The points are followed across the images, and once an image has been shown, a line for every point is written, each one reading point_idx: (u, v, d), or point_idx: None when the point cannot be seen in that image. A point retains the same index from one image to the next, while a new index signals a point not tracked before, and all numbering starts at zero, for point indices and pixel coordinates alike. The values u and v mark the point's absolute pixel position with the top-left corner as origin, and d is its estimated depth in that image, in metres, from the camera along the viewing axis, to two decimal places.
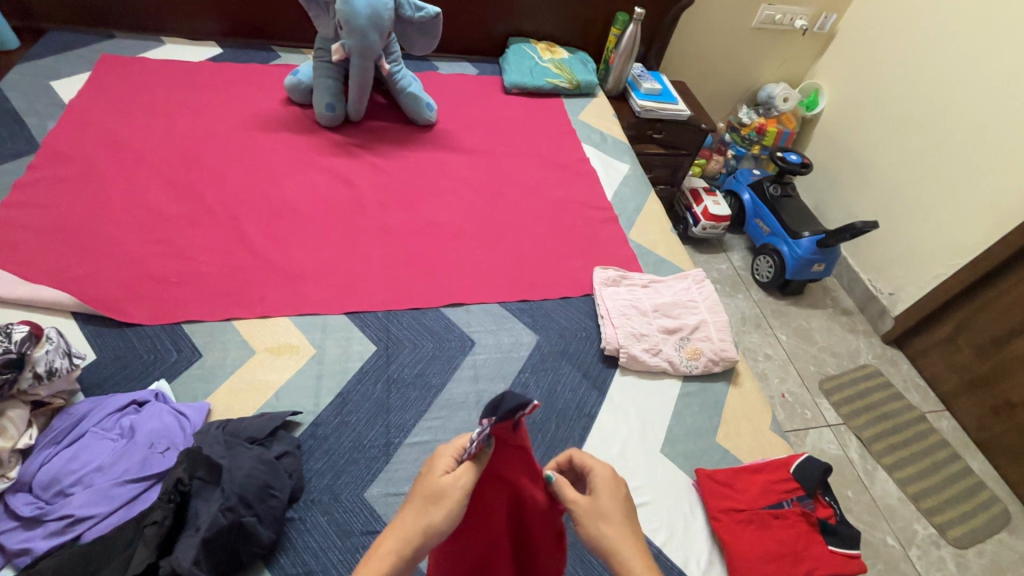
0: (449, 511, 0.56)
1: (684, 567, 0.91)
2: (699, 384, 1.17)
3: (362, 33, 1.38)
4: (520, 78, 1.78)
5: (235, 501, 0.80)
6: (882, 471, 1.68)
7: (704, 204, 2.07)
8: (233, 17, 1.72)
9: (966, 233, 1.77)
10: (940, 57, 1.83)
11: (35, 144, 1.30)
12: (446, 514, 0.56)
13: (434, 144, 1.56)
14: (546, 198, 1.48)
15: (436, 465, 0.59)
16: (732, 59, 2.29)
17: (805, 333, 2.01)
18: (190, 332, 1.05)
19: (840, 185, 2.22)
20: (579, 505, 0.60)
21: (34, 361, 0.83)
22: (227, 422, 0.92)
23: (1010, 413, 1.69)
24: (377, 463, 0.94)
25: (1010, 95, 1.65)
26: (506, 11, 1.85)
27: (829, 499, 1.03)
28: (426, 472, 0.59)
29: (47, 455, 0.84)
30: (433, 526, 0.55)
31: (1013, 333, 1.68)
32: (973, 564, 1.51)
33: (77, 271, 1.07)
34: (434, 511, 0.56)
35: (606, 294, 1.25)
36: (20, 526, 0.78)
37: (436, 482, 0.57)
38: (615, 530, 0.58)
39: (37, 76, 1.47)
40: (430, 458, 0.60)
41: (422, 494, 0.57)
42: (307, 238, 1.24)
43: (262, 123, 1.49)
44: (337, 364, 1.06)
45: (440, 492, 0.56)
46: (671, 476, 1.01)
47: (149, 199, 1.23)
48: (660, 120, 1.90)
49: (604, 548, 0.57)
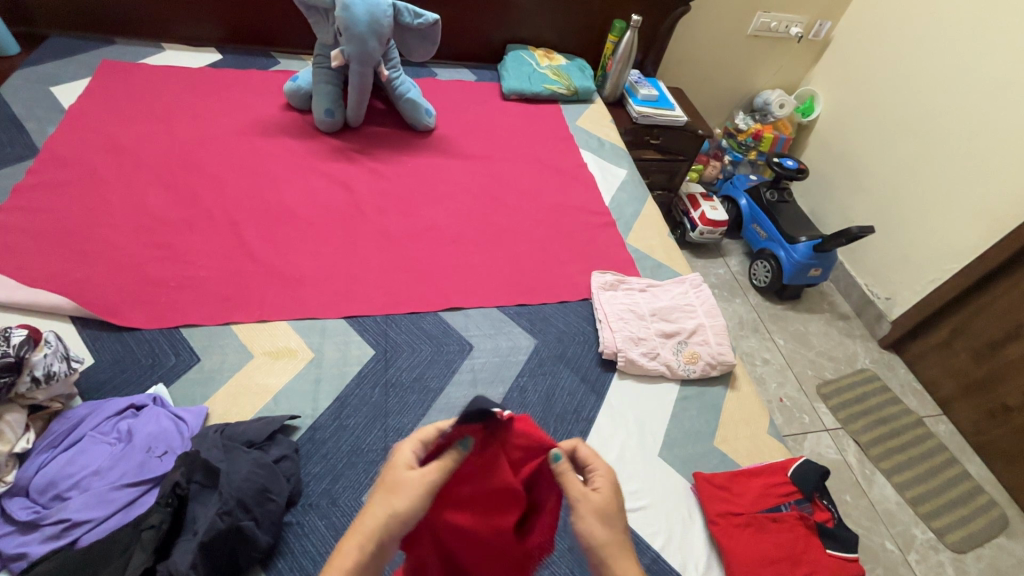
0: (412, 502, 0.55)
1: (683, 570, 0.91)
2: (697, 388, 1.17)
3: (361, 40, 1.39)
4: (519, 84, 1.79)
5: (233, 506, 0.80)
6: (880, 475, 1.68)
7: (702, 209, 2.08)
8: (233, 24, 1.73)
9: (961, 238, 1.77)
10: (934, 64, 1.85)
11: (35, 149, 1.30)
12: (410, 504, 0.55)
13: (432, 149, 1.57)
14: (544, 203, 1.49)
15: (399, 458, 0.58)
16: (728, 66, 2.31)
17: (803, 337, 2.01)
18: (189, 336, 1.05)
19: (836, 191, 2.23)
20: (587, 499, 0.59)
21: (33, 364, 0.83)
22: (225, 426, 0.92)
23: (1007, 416, 1.69)
24: (375, 466, 0.94)
25: (1003, 102, 1.66)
26: (505, 17, 1.87)
27: (827, 503, 1.04)
28: (389, 466, 0.58)
29: (44, 459, 0.84)
30: (397, 515, 0.55)
31: (1008, 337, 1.69)
32: (972, 568, 1.51)
33: (76, 275, 1.07)
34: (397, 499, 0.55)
35: (604, 298, 1.26)
36: (16, 531, 0.78)
37: (400, 475, 0.56)
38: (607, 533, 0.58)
39: (37, 82, 1.47)
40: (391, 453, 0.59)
41: (382, 488, 0.56)
42: (306, 242, 1.25)
43: (261, 128, 1.50)
44: (335, 368, 1.06)
45: (398, 484, 0.56)
46: (670, 480, 1.01)
47: (148, 204, 1.23)
48: (657, 126, 1.91)
49: (595, 545, 0.57)
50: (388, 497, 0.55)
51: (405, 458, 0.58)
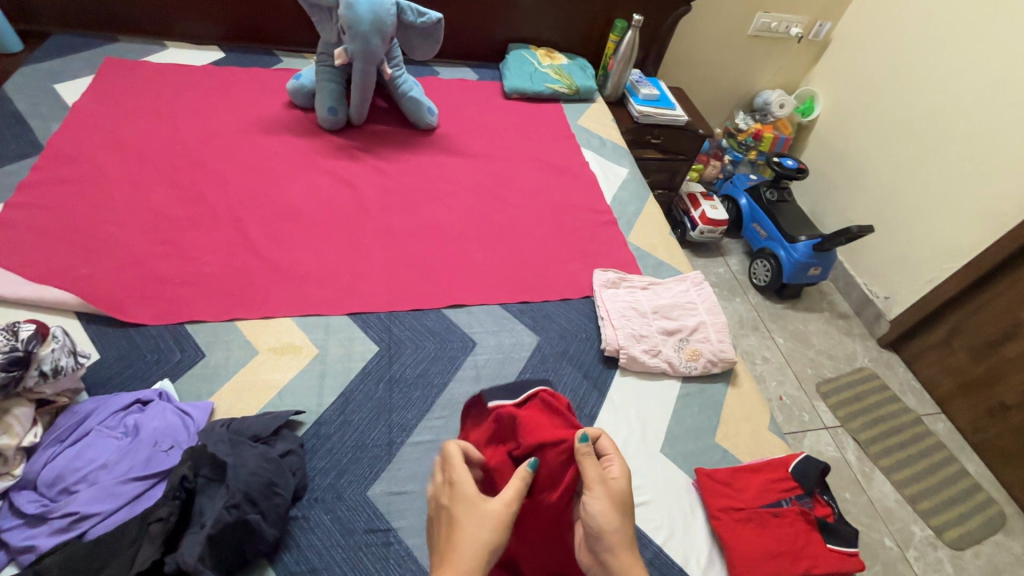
0: (501, 532, 0.61)
1: (685, 566, 0.91)
2: (698, 385, 1.18)
3: (365, 39, 1.39)
4: (521, 84, 1.80)
5: (240, 499, 0.80)
6: (879, 473, 1.69)
7: (702, 208, 2.09)
8: (236, 22, 1.74)
9: (959, 237, 1.79)
10: (932, 65, 1.87)
11: (40, 145, 1.31)
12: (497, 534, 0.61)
13: (434, 148, 1.57)
14: (547, 201, 1.49)
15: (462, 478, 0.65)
16: (728, 66, 2.32)
17: (802, 336, 2.02)
18: (193, 332, 1.06)
19: (836, 190, 2.24)
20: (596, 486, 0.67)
21: (40, 359, 0.83)
22: (230, 421, 0.92)
23: (1005, 415, 1.70)
24: (380, 462, 0.95)
25: (1001, 102, 1.68)
26: (507, 17, 1.87)
27: (828, 499, 1.04)
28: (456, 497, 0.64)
29: (51, 453, 0.85)
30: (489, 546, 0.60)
31: (1006, 336, 1.70)
32: (970, 565, 1.52)
33: (81, 271, 1.08)
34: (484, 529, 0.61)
35: (606, 296, 1.26)
36: (25, 524, 0.79)
37: (484, 510, 0.62)
38: (612, 523, 0.64)
39: (41, 79, 1.48)
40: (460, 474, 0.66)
41: (466, 509, 0.62)
42: (310, 239, 1.25)
43: (264, 125, 1.50)
44: (339, 364, 1.07)
45: (486, 516, 0.62)
46: (672, 476, 1.02)
47: (152, 201, 1.24)
48: (658, 125, 1.92)
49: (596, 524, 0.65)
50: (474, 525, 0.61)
51: (462, 471, 0.66)
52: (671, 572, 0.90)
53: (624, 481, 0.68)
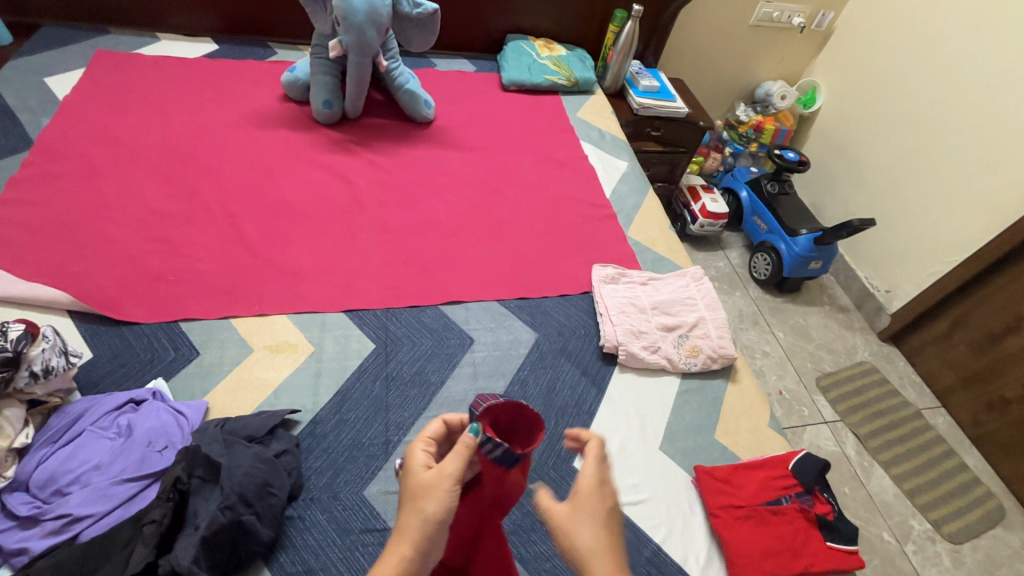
0: (442, 501, 0.56)
1: (683, 565, 0.91)
2: (698, 381, 1.17)
3: (360, 30, 1.37)
4: (519, 76, 1.78)
5: (234, 500, 0.79)
6: (878, 468, 1.68)
7: (702, 202, 2.07)
8: (228, 13, 1.71)
9: (963, 229, 1.77)
10: (938, 53, 1.83)
11: (30, 140, 1.29)
12: (440, 504, 0.56)
13: (430, 141, 1.55)
14: (544, 195, 1.47)
15: (414, 460, 0.60)
16: (731, 56, 2.29)
17: (802, 330, 2.01)
18: (187, 330, 1.05)
19: (837, 182, 2.22)
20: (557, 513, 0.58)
21: (31, 359, 0.82)
22: (225, 420, 0.92)
23: (1005, 409, 1.70)
24: (376, 461, 0.94)
25: (1005, 93, 1.66)
26: (505, 8, 1.84)
27: (828, 496, 1.04)
28: (407, 471, 0.60)
29: (44, 454, 0.84)
30: (429, 517, 0.56)
31: (1008, 329, 1.69)
32: (968, 560, 1.52)
33: (73, 269, 1.07)
34: (425, 500, 0.57)
35: (606, 292, 1.25)
36: (17, 526, 0.78)
37: (420, 479, 0.58)
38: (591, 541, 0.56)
39: (31, 72, 1.45)
40: (405, 456, 0.62)
41: (410, 494, 0.58)
42: (305, 235, 1.24)
43: (259, 119, 1.48)
44: (336, 363, 1.06)
45: (422, 486, 0.57)
46: (669, 473, 1.01)
47: (146, 197, 1.22)
48: (659, 118, 1.90)
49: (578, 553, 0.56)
50: (415, 501, 0.57)
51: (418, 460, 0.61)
52: (668, 571, 0.89)
53: (595, 491, 0.59)
